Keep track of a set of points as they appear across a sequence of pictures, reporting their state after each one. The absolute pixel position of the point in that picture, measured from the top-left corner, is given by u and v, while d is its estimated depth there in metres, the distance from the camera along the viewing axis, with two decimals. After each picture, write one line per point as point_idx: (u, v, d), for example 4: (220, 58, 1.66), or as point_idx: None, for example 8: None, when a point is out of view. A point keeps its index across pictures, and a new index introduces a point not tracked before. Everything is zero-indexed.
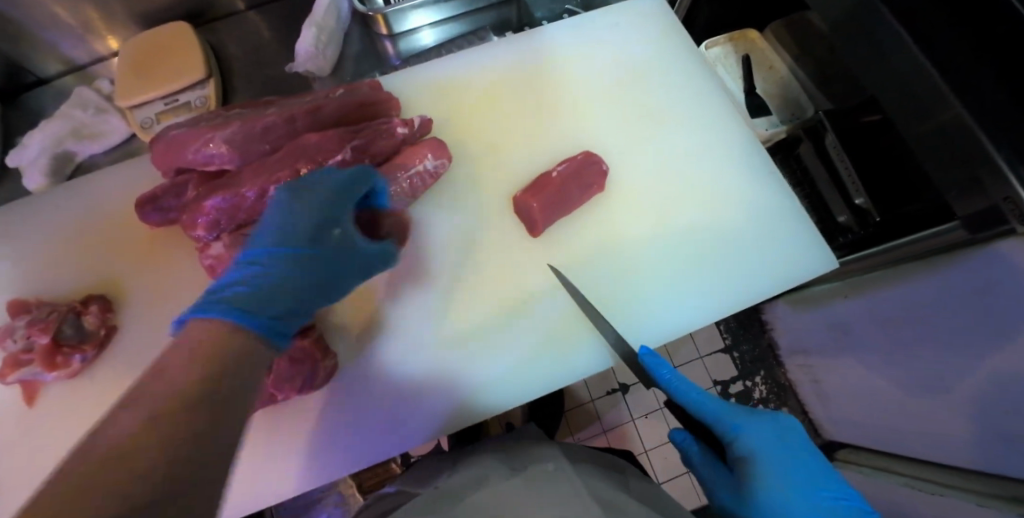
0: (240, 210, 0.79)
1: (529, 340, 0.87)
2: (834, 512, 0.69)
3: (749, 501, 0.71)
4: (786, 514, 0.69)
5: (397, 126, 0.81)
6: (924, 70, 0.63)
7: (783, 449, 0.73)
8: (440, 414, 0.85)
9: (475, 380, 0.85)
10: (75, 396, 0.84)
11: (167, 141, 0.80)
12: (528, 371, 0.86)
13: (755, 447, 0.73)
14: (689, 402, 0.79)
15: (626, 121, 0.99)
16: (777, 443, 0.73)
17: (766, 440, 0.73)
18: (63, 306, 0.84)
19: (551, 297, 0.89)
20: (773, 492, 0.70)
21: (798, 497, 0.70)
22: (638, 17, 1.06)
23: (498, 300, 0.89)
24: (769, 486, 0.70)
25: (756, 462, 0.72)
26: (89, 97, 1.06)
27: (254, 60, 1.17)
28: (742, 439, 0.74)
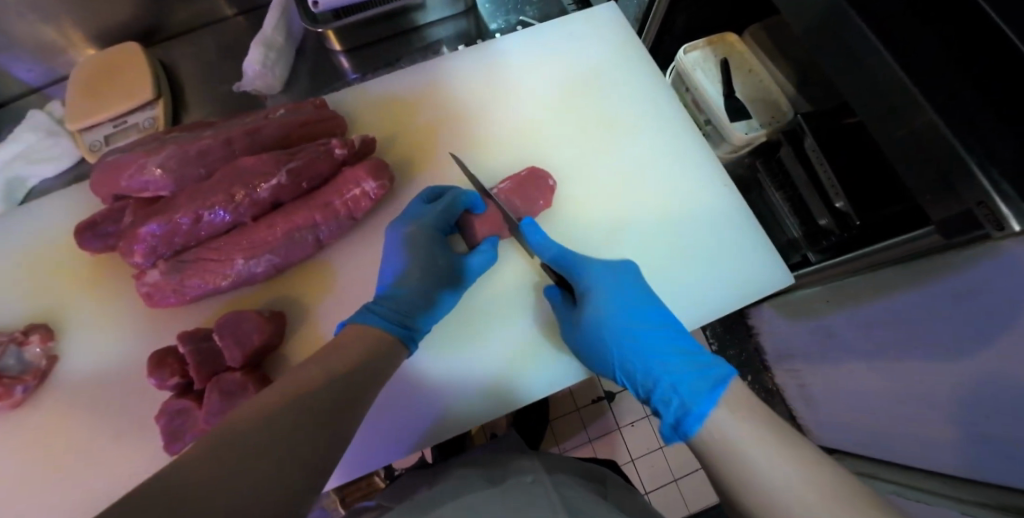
0: (175, 236, 0.77)
1: (502, 351, 0.85)
2: (648, 322, 0.73)
3: (584, 326, 0.76)
4: (611, 330, 0.73)
5: (335, 147, 0.80)
6: (893, 75, 0.61)
7: (620, 284, 0.77)
8: (414, 427, 0.83)
9: (448, 394, 0.83)
10: (20, 428, 0.82)
11: (104, 166, 0.79)
12: (501, 384, 0.83)
13: (593, 283, 0.77)
14: (547, 260, 0.82)
15: (585, 132, 0.97)
16: (614, 280, 0.77)
17: (604, 278, 0.78)
18: (5, 336, 0.82)
19: (523, 306, 0.87)
20: (600, 314, 0.74)
21: (618, 315, 0.74)
22: (596, 26, 1.04)
23: (477, 310, 0.87)
24: (597, 311, 0.75)
25: (590, 292, 0.77)
26: (40, 120, 1.04)
27: (211, 79, 1.15)
28: (585, 277, 0.79)
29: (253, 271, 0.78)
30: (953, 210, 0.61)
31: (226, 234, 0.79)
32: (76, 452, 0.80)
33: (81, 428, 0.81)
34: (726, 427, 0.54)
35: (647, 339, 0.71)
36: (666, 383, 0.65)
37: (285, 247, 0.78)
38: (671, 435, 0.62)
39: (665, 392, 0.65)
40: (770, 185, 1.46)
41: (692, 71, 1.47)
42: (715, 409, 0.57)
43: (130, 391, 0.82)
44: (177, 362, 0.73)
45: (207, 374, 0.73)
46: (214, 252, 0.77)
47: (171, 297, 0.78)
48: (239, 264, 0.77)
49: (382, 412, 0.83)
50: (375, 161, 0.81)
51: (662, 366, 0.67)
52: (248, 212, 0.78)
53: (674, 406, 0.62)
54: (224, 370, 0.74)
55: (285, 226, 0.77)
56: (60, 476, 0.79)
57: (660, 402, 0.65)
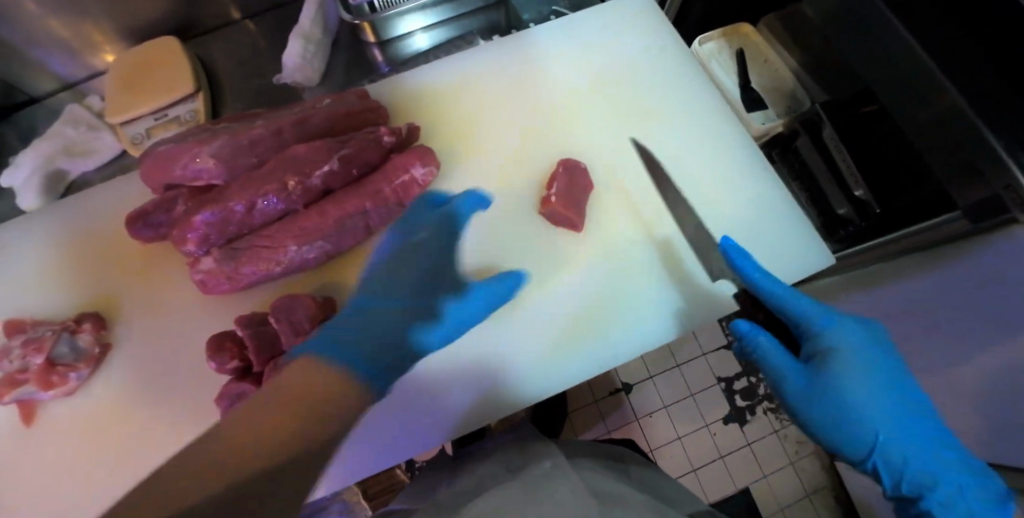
0: (229, 224, 0.79)
1: (534, 341, 0.86)
2: (908, 400, 0.66)
3: (836, 395, 0.66)
4: (868, 403, 0.65)
5: (384, 135, 0.81)
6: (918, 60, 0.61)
7: (873, 346, 0.70)
8: (447, 419, 0.83)
9: (480, 385, 0.84)
10: (72, 416, 0.83)
11: (155, 156, 0.80)
12: (533, 376, 0.85)
13: (841, 341, 0.68)
14: (776, 299, 0.71)
15: (614, 121, 0.98)
16: (863, 341, 0.69)
17: (856, 337, 0.69)
18: (58, 325, 0.84)
19: (559, 295, 0.88)
20: (856, 386, 0.66)
21: (880, 388, 0.66)
22: (626, 16, 1.05)
23: (520, 293, 0.87)
24: (855, 381, 0.66)
25: (837, 355, 0.67)
26: (80, 114, 1.06)
27: (245, 73, 1.17)
28: (831, 334, 0.69)
29: (306, 257, 0.80)
30: (983, 195, 0.62)
31: (279, 221, 0.80)
32: (130, 438, 0.81)
33: (134, 412, 0.83)
34: None
35: (914, 420, 0.65)
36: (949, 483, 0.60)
37: (337, 234, 0.79)
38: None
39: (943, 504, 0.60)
40: (786, 176, 1.43)
41: (708, 63, 1.47)
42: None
43: (182, 378, 0.83)
44: (236, 345, 0.74)
45: (268, 357, 0.74)
46: (267, 238, 0.79)
47: (224, 284, 0.80)
48: (292, 250, 0.78)
49: (415, 403, 0.83)
50: (410, 150, 0.82)
51: (938, 460, 0.62)
52: (300, 200, 0.80)
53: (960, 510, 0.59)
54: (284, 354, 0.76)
55: (336, 213, 0.79)
56: (113, 462, 0.81)
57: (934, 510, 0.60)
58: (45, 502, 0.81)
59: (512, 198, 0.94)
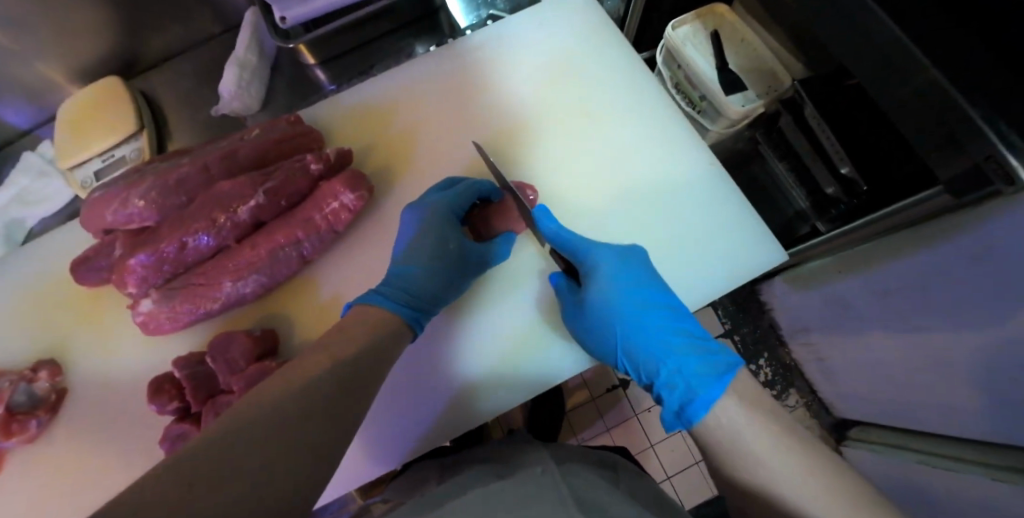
0: (164, 264, 0.79)
1: (483, 361, 0.84)
2: (651, 305, 0.71)
3: (586, 312, 0.74)
4: (611, 305, 0.71)
5: (311, 163, 0.80)
6: (875, 17, 0.51)
7: (623, 267, 0.74)
8: (402, 441, 0.84)
9: (432, 405, 0.84)
10: (37, 462, 0.84)
11: (91, 203, 0.81)
12: (485, 395, 0.84)
13: (597, 263, 0.75)
14: (557, 244, 0.79)
15: (565, 123, 0.96)
16: (619, 264, 0.74)
17: (610, 258, 0.75)
18: (15, 374, 0.84)
19: (508, 312, 0.86)
20: (604, 294, 0.71)
21: (621, 295, 0.71)
22: (570, 13, 1.02)
23: (485, 294, 0.87)
24: (602, 293, 0.72)
25: (595, 278, 0.73)
26: (31, 160, 1.06)
27: (192, 105, 1.17)
28: (590, 257, 0.76)
29: (242, 292, 0.80)
30: (964, 168, 0.54)
31: (213, 258, 0.80)
32: (92, 482, 0.82)
33: (94, 456, 0.83)
34: (736, 412, 0.55)
35: (649, 321, 0.69)
36: (670, 366, 0.63)
37: (270, 265, 0.79)
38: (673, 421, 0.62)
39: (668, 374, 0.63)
40: (774, 156, 1.40)
41: (682, 48, 1.39)
42: (724, 396, 0.57)
43: (139, 418, 0.84)
44: (175, 387, 0.75)
45: (204, 396, 0.75)
46: (202, 276, 0.79)
47: (167, 324, 0.80)
48: (228, 286, 0.78)
49: (376, 424, 0.84)
50: (349, 177, 0.80)
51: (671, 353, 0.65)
52: (232, 235, 0.79)
53: (678, 391, 0.61)
54: (221, 392, 0.76)
55: (267, 246, 0.78)
56: (78, 507, 0.81)
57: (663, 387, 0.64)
58: None
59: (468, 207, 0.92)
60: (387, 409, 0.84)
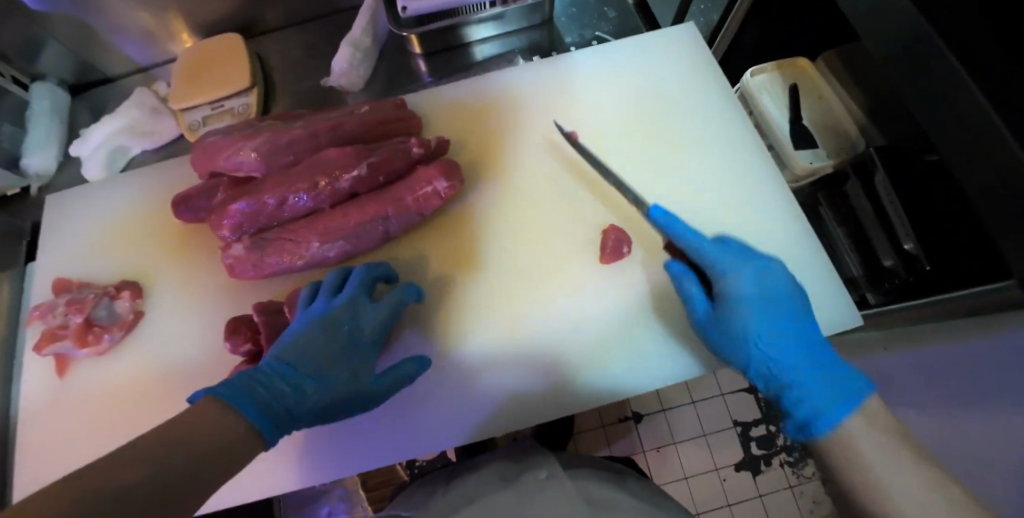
0: (261, 214, 0.84)
1: (546, 364, 0.84)
2: (796, 334, 0.70)
3: (721, 327, 0.73)
4: (748, 329, 0.71)
5: (413, 146, 0.84)
6: (981, 111, 0.52)
7: (770, 285, 0.73)
8: (436, 435, 0.83)
9: (484, 399, 0.83)
10: (99, 376, 0.89)
11: (204, 147, 0.87)
12: (539, 401, 0.83)
13: (737, 287, 0.73)
14: (682, 242, 0.79)
15: (652, 152, 0.97)
16: (763, 283, 0.74)
17: (752, 277, 0.74)
18: (100, 289, 0.90)
19: (565, 322, 0.86)
20: (743, 317, 0.71)
21: (763, 317, 0.71)
22: (672, 48, 1.04)
23: (542, 303, 0.87)
24: (744, 316, 0.72)
25: (732, 303, 0.73)
26: (146, 97, 1.14)
27: (297, 72, 1.23)
28: (729, 277, 0.75)
29: (326, 254, 0.84)
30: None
31: (306, 218, 0.84)
32: (145, 405, 0.86)
33: (153, 381, 0.87)
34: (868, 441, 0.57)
35: (791, 347, 0.69)
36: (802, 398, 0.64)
37: (356, 235, 0.83)
38: (799, 438, 0.65)
39: (794, 397, 0.65)
40: (830, 220, 1.24)
41: (757, 96, 1.33)
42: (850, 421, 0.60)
43: (201, 354, 0.88)
44: (250, 329, 0.83)
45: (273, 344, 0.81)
46: (293, 232, 0.83)
47: (250, 270, 0.85)
48: (314, 247, 0.83)
49: (414, 412, 0.84)
50: (447, 170, 0.84)
51: (802, 375, 0.66)
52: (328, 200, 0.84)
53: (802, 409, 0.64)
54: None
55: (358, 216, 0.83)
56: (127, 425, 0.85)
57: (790, 404, 0.66)
58: (62, 454, 0.86)
59: (549, 212, 0.94)
60: (426, 400, 0.84)
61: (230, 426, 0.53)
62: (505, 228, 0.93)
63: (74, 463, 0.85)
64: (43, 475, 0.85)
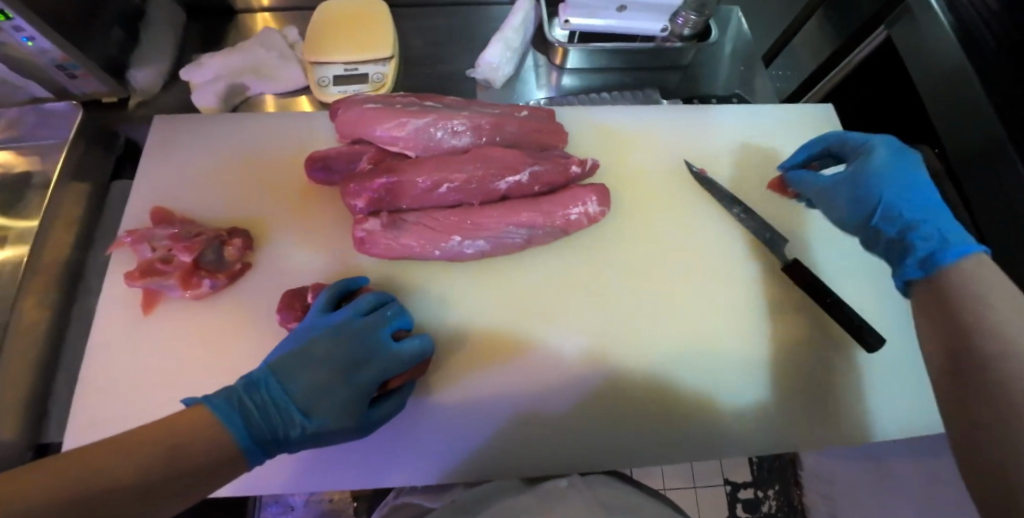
0: (405, 195, 0.82)
1: (577, 395, 0.80)
2: (912, 205, 0.73)
3: (856, 167, 0.81)
4: (877, 160, 0.79)
5: (573, 164, 0.86)
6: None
7: (912, 172, 0.77)
8: (440, 460, 0.76)
9: (503, 419, 0.78)
10: (184, 319, 0.83)
11: (358, 112, 0.83)
12: (552, 438, 0.78)
13: (874, 145, 0.83)
14: (795, 159, 0.93)
15: (780, 221, 0.97)
16: (895, 165, 0.78)
17: (890, 149, 0.81)
18: (211, 231, 0.85)
19: (613, 360, 0.82)
20: (877, 159, 0.79)
21: (895, 166, 0.77)
22: (806, 124, 1.07)
23: (594, 339, 0.83)
24: (876, 158, 0.80)
25: (872, 149, 0.83)
26: (276, 41, 1.09)
27: (430, 50, 1.17)
28: (871, 142, 0.84)
29: (463, 250, 0.82)
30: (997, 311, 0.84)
31: (451, 209, 0.83)
32: (232, 361, 0.81)
33: (246, 338, 0.82)
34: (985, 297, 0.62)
35: (913, 205, 0.72)
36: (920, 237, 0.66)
37: (497, 238, 0.82)
38: (916, 275, 0.65)
39: (925, 230, 0.67)
40: None
41: None
42: (957, 262, 0.61)
43: None
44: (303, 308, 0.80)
45: None
46: (435, 221, 0.81)
47: (379, 248, 0.82)
48: (454, 241, 0.81)
49: (423, 432, 0.77)
50: (600, 195, 0.84)
51: (924, 230, 0.67)
52: (479, 197, 0.83)
53: (914, 257, 0.66)
54: None
55: (504, 219, 0.81)
56: (206, 379, 0.80)
57: (917, 239, 0.67)
58: (125, 393, 0.79)
59: (630, 252, 0.91)
60: (438, 421, 0.78)
61: (223, 439, 0.54)
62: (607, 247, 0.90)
63: (135, 407, 0.78)
64: (96, 409, 0.78)
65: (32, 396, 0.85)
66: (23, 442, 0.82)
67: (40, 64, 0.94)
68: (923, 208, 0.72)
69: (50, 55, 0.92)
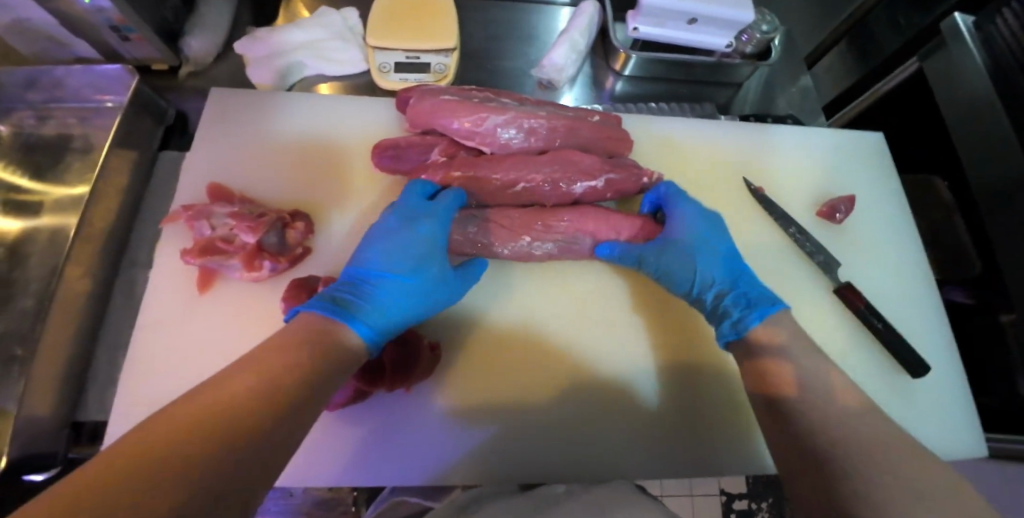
0: (477, 191, 0.83)
1: (559, 388, 0.80)
2: (727, 265, 0.79)
3: (676, 240, 0.81)
4: (693, 241, 0.80)
5: (645, 177, 0.88)
6: None
7: (719, 240, 0.81)
8: (423, 458, 0.74)
9: (482, 422, 0.77)
10: (238, 300, 0.81)
11: (433, 101, 0.82)
12: (533, 438, 0.77)
13: (683, 216, 0.82)
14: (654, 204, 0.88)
15: (831, 244, 0.99)
16: (703, 229, 0.81)
17: (696, 213, 0.83)
18: (273, 212, 0.82)
19: (595, 357, 0.83)
20: (690, 232, 0.81)
21: (704, 236, 0.80)
22: (858, 150, 1.10)
23: (583, 333, 0.84)
24: (687, 233, 0.81)
25: (678, 213, 0.83)
26: (337, 22, 1.07)
27: (491, 44, 1.16)
28: (679, 210, 0.83)
29: (532, 251, 0.82)
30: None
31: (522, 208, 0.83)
32: None
33: None
34: None
35: (726, 267, 0.78)
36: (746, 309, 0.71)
37: (566, 241, 0.82)
38: (728, 338, 0.72)
39: (736, 297, 0.74)
40: None
41: None
42: (771, 323, 0.69)
43: None
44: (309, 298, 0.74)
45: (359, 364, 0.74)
46: (504, 221, 0.81)
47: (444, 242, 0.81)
48: (524, 241, 0.81)
49: (408, 428, 0.76)
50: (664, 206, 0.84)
51: (738, 294, 0.74)
52: (554, 198, 0.85)
53: (735, 318, 0.72)
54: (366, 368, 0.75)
55: (576, 225, 0.81)
56: None
57: (728, 306, 0.73)
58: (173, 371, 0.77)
59: None
60: (424, 415, 0.77)
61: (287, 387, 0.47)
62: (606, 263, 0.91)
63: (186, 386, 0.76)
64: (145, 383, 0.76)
65: (75, 367, 0.82)
66: (64, 414, 0.80)
67: (95, 23, 0.91)
68: (728, 270, 0.79)
69: (106, 15, 0.89)
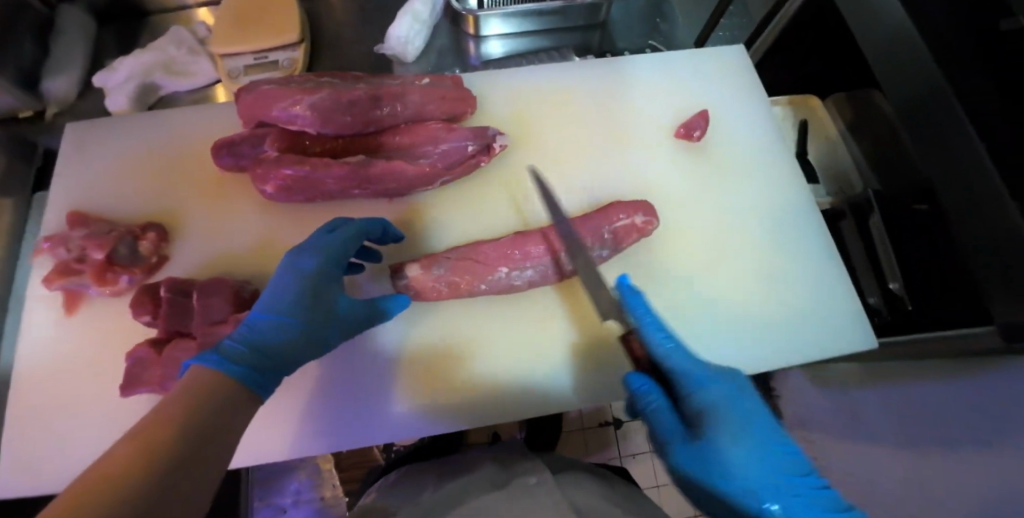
0: (310, 186, 0.85)
1: (456, 367, 0.81)
2: (788, 463, 0.64)
3: (711, 454, 0.65)
4: (735, 457, 0.64)
5: (481, 160, 0.90)
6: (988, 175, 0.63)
7: (745, 409, 0.67)
8: (331, 436, 0.78)
9: (376, 404, 0.79)
10: (109, 319, 0.84)
11: (255, 94, 0.84)
12: (424, 409, 0.79)
13: (718, 403, 0.67)
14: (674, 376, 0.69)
15: (697, 166, 0.98)
16: (733, 404, 0.67)
17: (727, 397, 0.67)
18: (124, 228, 0.85)
19: (479, 336, 0.82)
20: (735, 453, 0.64)
21: (755, 456, 0.64)
22: (722, 68, 1.08)
23: (468, 314, 0.83)
24: (734, 449, 0.64)
25: (711, 410, 0.67)
26: (184, 37, 1.10)
27: (345, 34, 1.19)
28: (704, 393, 0.67)
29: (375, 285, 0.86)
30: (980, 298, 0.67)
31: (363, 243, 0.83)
32: None
33: None
34: None
35: (797, 483, 0.63)
36: None
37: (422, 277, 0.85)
38: None
39: None
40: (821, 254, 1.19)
41: None
42: None
43: None
44: (155, 300, 0.78)
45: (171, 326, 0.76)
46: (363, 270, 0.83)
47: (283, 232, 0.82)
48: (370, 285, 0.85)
49: (315, 411, 0.79)
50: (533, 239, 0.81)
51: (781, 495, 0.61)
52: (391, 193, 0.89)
53: None
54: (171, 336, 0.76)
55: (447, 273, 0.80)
56: None
57: None
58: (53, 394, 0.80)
59: (509, 207, 0.92)
60: (332, 397, 0.80)
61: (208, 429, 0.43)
62: (446, 231, 0.89)
63: (65, 405, 0.80)
64: (26, 412, 0.79)
65: None
66: None
67: None
68: (786, 454, 0.65)
69: None
